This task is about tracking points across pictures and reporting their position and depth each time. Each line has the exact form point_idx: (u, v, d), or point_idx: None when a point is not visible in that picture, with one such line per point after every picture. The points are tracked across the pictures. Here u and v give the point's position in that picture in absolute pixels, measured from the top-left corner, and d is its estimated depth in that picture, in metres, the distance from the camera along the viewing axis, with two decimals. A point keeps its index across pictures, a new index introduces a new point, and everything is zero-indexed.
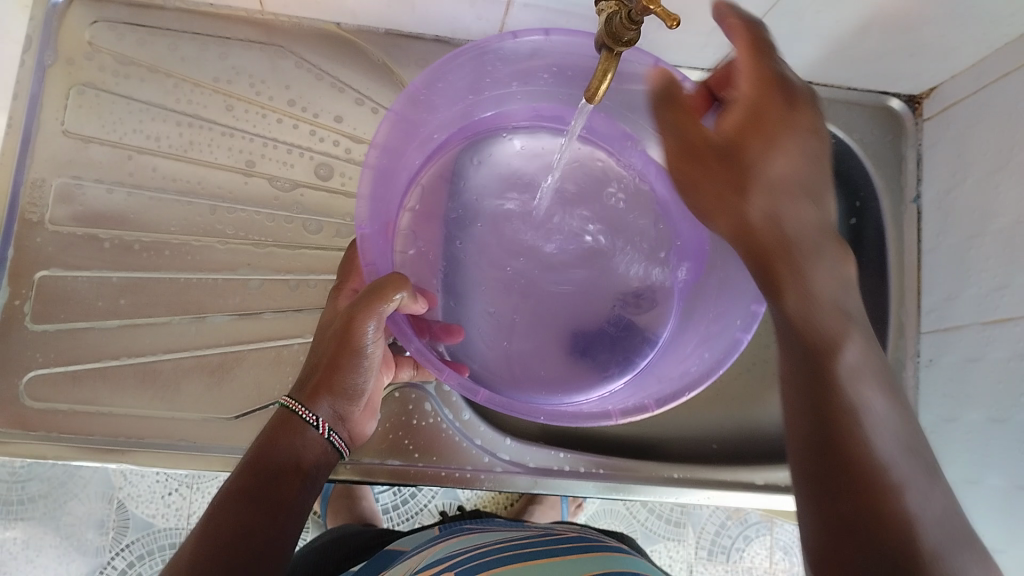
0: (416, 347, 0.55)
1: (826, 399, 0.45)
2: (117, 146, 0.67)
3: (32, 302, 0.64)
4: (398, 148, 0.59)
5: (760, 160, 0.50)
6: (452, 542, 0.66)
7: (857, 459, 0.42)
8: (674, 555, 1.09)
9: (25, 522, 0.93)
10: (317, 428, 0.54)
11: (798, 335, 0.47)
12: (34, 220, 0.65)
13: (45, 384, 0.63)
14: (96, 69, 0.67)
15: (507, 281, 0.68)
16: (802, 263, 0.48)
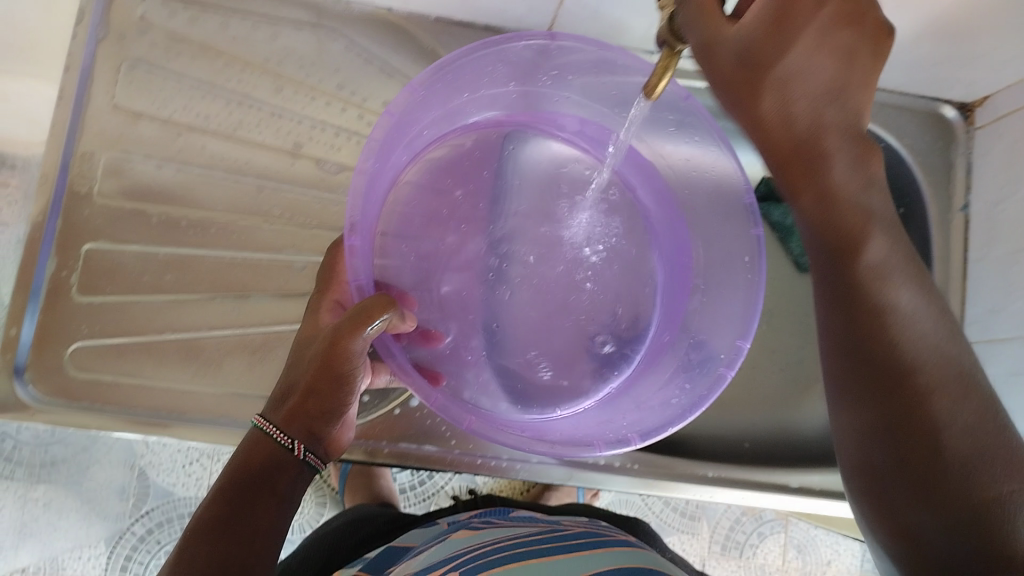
0: (396, 361, 0.56)
1: (864, 320, 0.49)
2: (167, 122, 0.67)
3: (79, 274, 0.65)
4: (397, 141, 0.59)
5: (782, 60, 0.44)
6: (464, 538, 0.66)
7: (896, 372, 0.47)
8: (688, 548, 1.09)
9: (46, 485, 0.95)
10: (292, 451, 0.54)
11: (821, 233, 0.50)
12: (83, 192, 0.66)
13: (87, 356, 0.63)
14: (148, 45, 0.68)
15: (487, 287, 0.69)
16: (819, 167, 0.48)
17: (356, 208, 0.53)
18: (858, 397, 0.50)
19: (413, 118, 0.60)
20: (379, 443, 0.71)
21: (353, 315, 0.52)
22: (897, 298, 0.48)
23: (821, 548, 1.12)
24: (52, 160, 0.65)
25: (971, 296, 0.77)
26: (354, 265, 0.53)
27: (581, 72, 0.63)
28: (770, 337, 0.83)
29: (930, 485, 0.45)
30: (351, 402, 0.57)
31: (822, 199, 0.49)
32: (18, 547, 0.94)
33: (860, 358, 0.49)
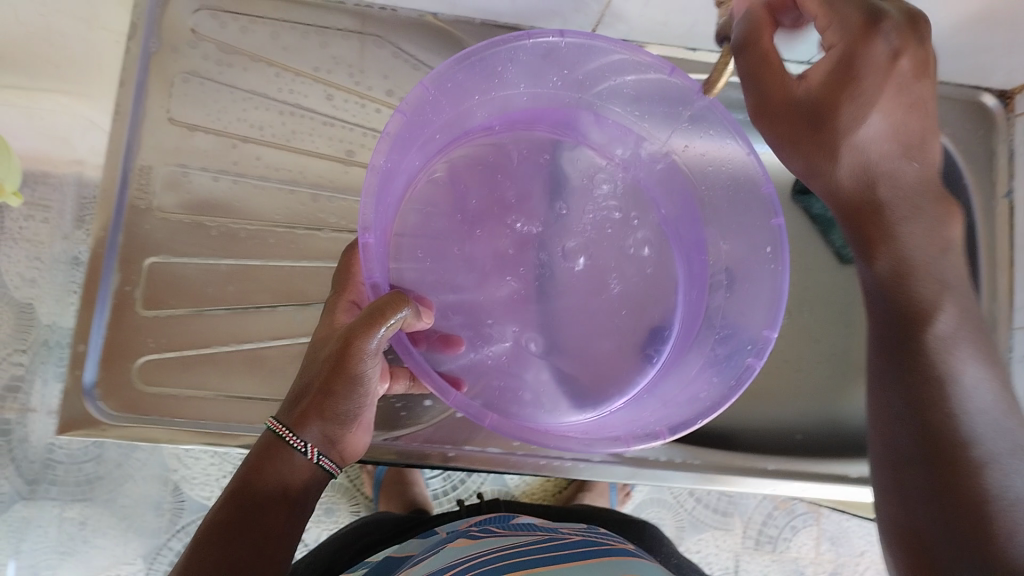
0: (416, 362, 0.55)
1: (919, 380, 0.54)
2: (222, 134, 0.68)
3: (142, 288, 0.65)
4: (410, 142, 0.60)
5: (853, 123, 0.51)
6: (465, 545, 0.67)
7: (948, 431, 0.52)
8: (721, 544, 1.10)
9: (82, 504, 0.95)
10: (305, 454, 0.55)
11: (892, 298, 0.55)
12: (142, 207, 0.66)
13: (154, 370, 0.64)
14: (200, 58, 0.68)
15: (506, 300, 0.69)
16: (894, 226, 0.53)
17: (370, 210, 0.52)
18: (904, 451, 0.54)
19: (426, 120, 0.60)
20: (444, 448, 0.72)
21: (367, 313, 0.52)
22: (961, 370, 0.54)
23: (853, 539, 1.12)
24: (110, 175, 0.66)
25: (1019, 281, 0.77)
26: (370, 262, 0.53)
27: (592, 73, 0.64)
28: (814, 328, 0.84)
29: (964, 547, 0.49)
30: (367, 405, 0.57)
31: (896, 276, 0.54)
32: (56, 567, 0.94)
33: (909, 414, 0.54)
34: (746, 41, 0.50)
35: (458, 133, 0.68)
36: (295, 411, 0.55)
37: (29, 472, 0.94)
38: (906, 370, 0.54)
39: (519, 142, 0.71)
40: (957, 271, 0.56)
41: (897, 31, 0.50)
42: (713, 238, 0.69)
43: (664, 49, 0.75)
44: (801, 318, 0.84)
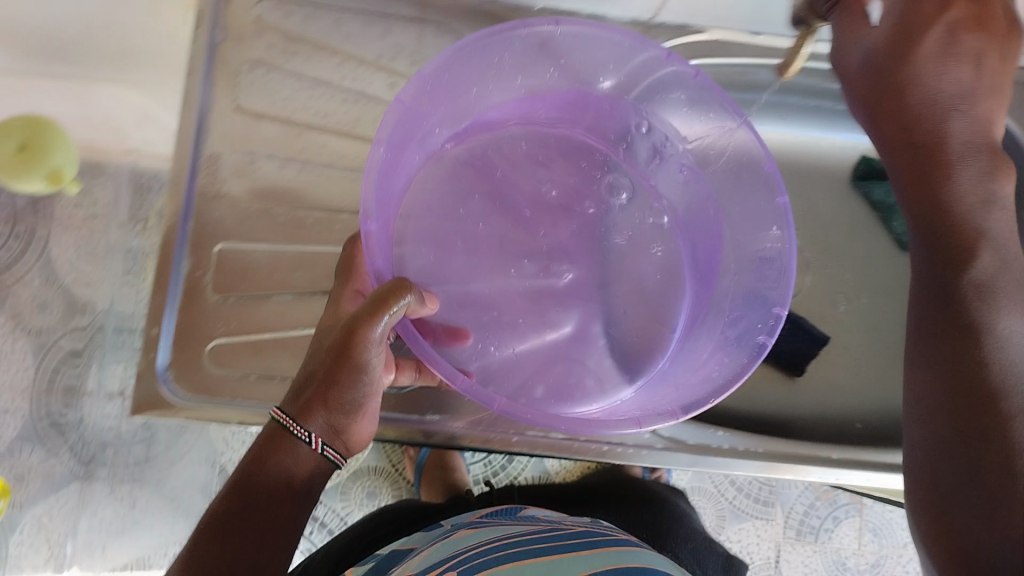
0: (419, 345, 0.54)
1: (954, 319, 0.50)
2: (288, 122, 0.69)
3: (213, 273, 0.67)
4: (406, 138, 0.61)
5: (909, 64, 0.53)
6: (470, 535, 0.66)
7: (980, 380, 0.47)
8: (762, 534, 1.09)
9: (132, 485, 0.98)
10: (309, 444, 0.55)
11: (935, 239, 0.52)
12: (211, 194, 0.68)
13: (224, 353, 0.65)
14: (265, 47, 0.69)
15: (513, 291, 0.68)
16: (948, 166, 0.52)
17: (370, 195, 0.54)
18: (930, 411, 0.49)
19: (423, 114, 0.62)
20: (507, 434, 0.72)
21: (372, 301, 0.53)
22: (1001, 321, 0.49)
23: (897, 531, 1.11)
24: (181, 162, 0.67)
25: None
26: (373, 247, 0.54)
27: (584, 57, 0.65)
28: (870, 313, 0.84)
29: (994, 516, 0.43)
30: (370, 396, 0.57)
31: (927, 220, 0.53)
32: (104, 547, 0.96)
33: (941, 363, 0.50)
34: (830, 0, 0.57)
35: (462, 125, 0.69)
36: (301, 400, 0.56)
37: (84, 453, 0.95)
38: (942, 326, 0.51)
39: (517, 130, 0.72)
40: (1006, 227, 0.52)
41: None
42: (721, 222, 0.67)
43: (723, 33, 0.74)
44: (860, 303, 0.84)
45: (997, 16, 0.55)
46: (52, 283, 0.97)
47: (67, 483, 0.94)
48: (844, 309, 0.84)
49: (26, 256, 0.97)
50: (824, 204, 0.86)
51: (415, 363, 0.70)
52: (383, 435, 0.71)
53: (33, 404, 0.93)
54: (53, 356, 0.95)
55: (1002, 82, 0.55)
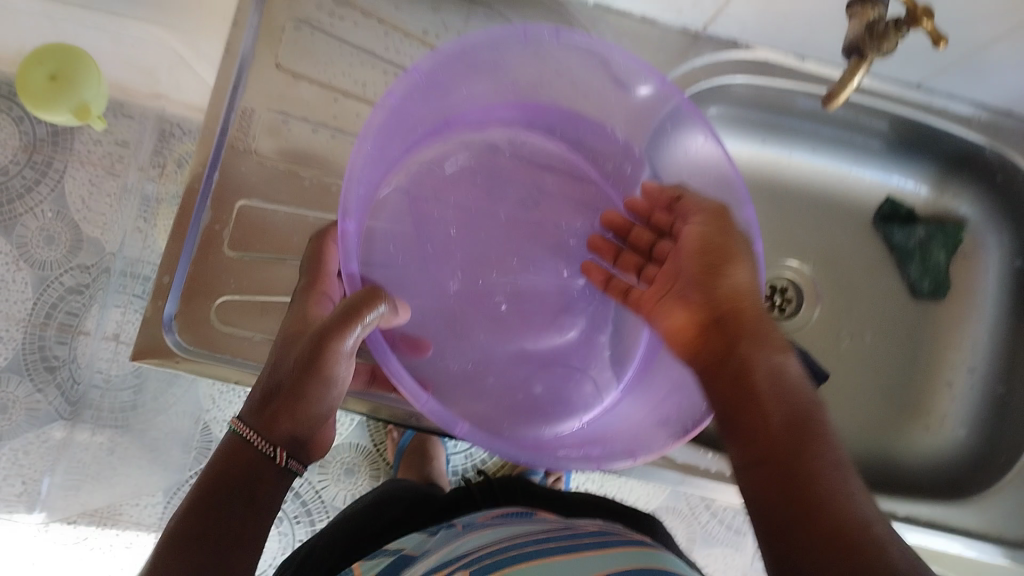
0: (386, 357, 0.56)
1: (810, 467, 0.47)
2: (326, 87, 0.69)
3: (231, 228, 0.66)
4: (388, 137, 0.61)
5: (738, 286, 0.54)
6: (475, 537, 0.66)
7: (841, 517, 0.44)
8: (730, 563, 1.11)
9: (111, 430, 0.97)
10: (273, 456, 0.54)
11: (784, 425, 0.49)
12: (240, 148, 0.67)
13: (232, 310, 0.65)
14: (314, 7, 0.69)
15: (476, 293, 0.72)
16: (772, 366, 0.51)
17: (351, 193, 0.55)
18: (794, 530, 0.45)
19: (411, 109, 0.62)
20: None
21: (344, 311, 0.54)
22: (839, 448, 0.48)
23: None
24: (214, 112, 0.67)
25: None
26: (348, 252, 0.55)
27: (585, 73, 0.64)
28: (872, 354, 0.86)
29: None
30: (334, 406, 0.58)
31: (747, 398, 0.51)
32: (77, 489, 0.96)
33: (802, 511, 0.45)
34: (875, 28, 0.56)
35: (440, 123, 0.69)
36: (266, 413, 0.55)
37: (70, 394, 0.96)
38: (775, 479, 0.47)
39: (500, 139, 0.73)
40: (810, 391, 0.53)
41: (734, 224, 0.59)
42: None
43: (773, 53, 0.75)
44: (862, 341, 0.85)
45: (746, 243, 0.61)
46: (63, 217, 0.98)
47: (52, 421, 0.96)
48: (846, 344, 0.85)
49: (41, 185, 0.97)
50: (843, 238, 0.87)
51: (370, 369, 0.70)
52: (377, 412, 0.72)
53: (27, 335, 0.96)
54: (52, 291, 0.96)
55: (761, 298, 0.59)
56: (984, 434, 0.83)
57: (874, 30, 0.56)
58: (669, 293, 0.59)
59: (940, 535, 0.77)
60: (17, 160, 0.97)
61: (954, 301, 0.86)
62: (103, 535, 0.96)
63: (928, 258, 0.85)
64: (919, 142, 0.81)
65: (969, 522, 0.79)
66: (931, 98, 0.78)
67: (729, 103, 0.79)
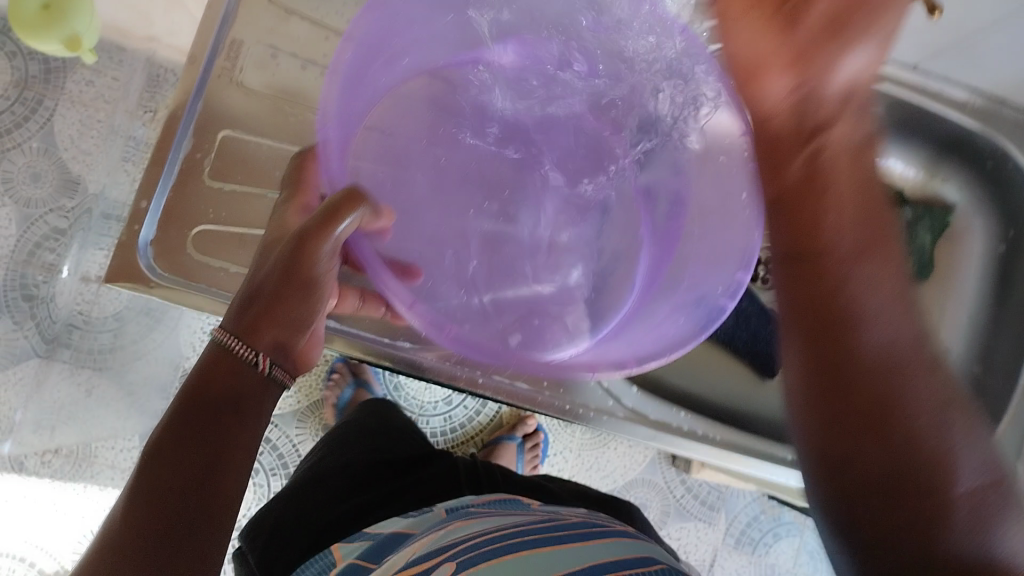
0: (369, 257, 0.59)
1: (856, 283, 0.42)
2: (317, 23, 0.69)
3: (212, 157, 0.66)
4: (369, 53, 0.61)
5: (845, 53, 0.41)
6: (454, 527, 0.64)
7: (866, 352, 0.41)
8: (702, 537, 1.14)
9: (92, 371, 0.97)
10: (256, 365, 0.52)
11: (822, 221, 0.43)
12: (226, 77, 0.67)
13: (209, 240, 0.65)
14: None
15: (464, 230, 0.70)
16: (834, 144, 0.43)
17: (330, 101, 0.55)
18: (818, 347, 0.42)
19: (392, 28, 0.62)
20: (473, 373, 0.71)
21: (324, 212, 0.52)
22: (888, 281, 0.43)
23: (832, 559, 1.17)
24: (202, 40, 0.66)
25: None
26: (330, 159, 0.57)
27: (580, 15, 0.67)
28: None
29: (919, 474, 0.40)
30: (318, 316, 0.57)
31: (811, 184, 0.43)
32: (52, 429, 0.95)
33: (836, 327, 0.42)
34: None
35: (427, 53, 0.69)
36: (245, 320, 0.53)
37: (49, 332, 0.95)
38: (808, 275, 0.43)
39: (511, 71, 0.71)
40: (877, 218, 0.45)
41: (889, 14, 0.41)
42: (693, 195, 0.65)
43: None
44: None
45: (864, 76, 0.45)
46: (50, 153, 0.97)
47: (28, 358, 0.94)
48: None
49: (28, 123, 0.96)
50: None
51: (358, 291, 0.67)
52: (351, 353, 0.71)
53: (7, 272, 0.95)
54: (37, 229, 0.96)
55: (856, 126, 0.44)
56: None
57: None
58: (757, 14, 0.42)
59: None
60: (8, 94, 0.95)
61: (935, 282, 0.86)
62: (76, 477, 0.95)
63: (914, 241, 0.83)
64: (915, 124, 0.81)
65: None
66: (925, 79, 0.79)
67: None
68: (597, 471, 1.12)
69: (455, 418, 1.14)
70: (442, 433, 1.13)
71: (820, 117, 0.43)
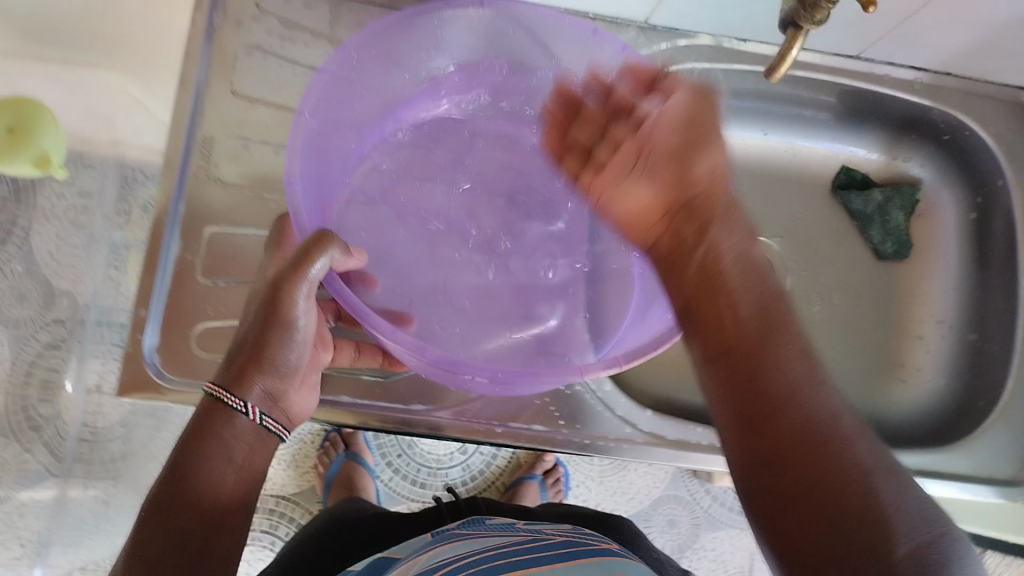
0: (344, 294, 0.57)
1: (756, 365, 0.46)
2: (282, 109, 0.71)
3: (202, 257, 0.67)
4: (329, 120, 0.66)
5: (693, 172, 0.51)
6: (445, 547, 0.68)
7: (787, 419, 0.44)
8: (736, 543, 1.14)
9: (104, 483, 1.00)
10: (246, 415, 0.55)
11: (717, 315, 0.48)
12: (203, 176, 0.69)
13: (212, 338, 0.66)
14: (263, 32, 0.71)
15: (452, 266, 0.74)
16: (713, 242, 0.49)
17: (295, 163, 0.59)
18: (747, 424, 0.45)
19: (355, 88, 0.68)
20: (490, 425, 0.73)
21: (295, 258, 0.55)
22: (786, 358, 0.46)
23: None
24: (175, 143, 0.68)
25: None
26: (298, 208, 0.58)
27: (534, 61, 0.75)
28: (849, 316, 0.87)
29: (853, 528, 0.40)
30: (303, 360, 0.60)
31: (708, 283, 0.48)
32: (77, 544, 0.99)
33: (751, 405, 0.45)
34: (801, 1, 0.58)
35: (391, 111, 0.75)
36: (235, 369, 0.56)
37: (57, 447, 0.97)
38: (734, 365, 0.46)
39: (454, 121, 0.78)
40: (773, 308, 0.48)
41: (714, 145, 0.52)
42: None
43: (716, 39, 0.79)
44: (834, 303, 0.87)
45: (722, 189, 0.51)
46: (33, 271, 0.98)
47: (42, 479, 0.96)
48: (818, 309, 0.87)
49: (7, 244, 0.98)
50: (804, 206, 0.89)
51: (354, 343, 0.70)
52: (367, 423, 0.72)
53: (8, 396, 0.95)
54: (29, 350, 0.96)
55: (736, 232, 0.50)
56: (963, 382, 0.85)
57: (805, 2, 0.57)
58: (633, 176, 0.53)
59: (934, 482, 0.76)
60: None
61: (919, 260, 0.89)
62: None
63: (888, 221, 0.87)
64: (867, 109, 0.84)
65: (964, 468, 0.78)
66: (871, 66, 0.81)
67: None
68: (622, 494, 1.12)
69: (473, 466, 1.14)
70: (463, 483, 1.13)
71: (695, 219, 0.50)
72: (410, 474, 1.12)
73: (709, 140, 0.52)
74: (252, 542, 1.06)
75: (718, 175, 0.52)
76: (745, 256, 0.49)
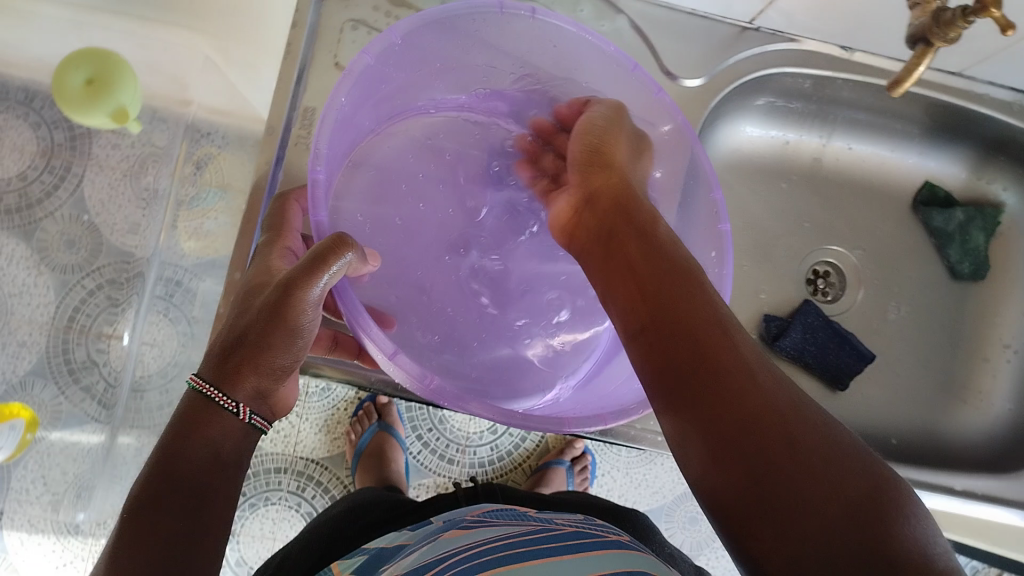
0: (352, 303, 0.57)
1: (665, 336, 0.48)
2: None
3: None
4: (362, 95, 0.63)
5: (605, 177, 0.60)
6: (464, 534, 0.69)
7: (708, 385, 0.45)
8: None
9: (139, 429, 0.99)
10: (237, 414, 0.52)
11: (631, 294, 0.51)
12: (303, 145, 0.69)
13: None
14: (369, 7, 0.71)
15: (445, 272, 0.76)
16: (623, 230, 0.55)
17: (318, 144, 0.57)
18: (670, 399, 0.47)
19: (382, 75, 0.65)
20: None
21: (312, 258, 0.53)
22: (702, 322, 0.47)
23: None
24: (279, 110, 0.69)
25: None
26: (317, 198, 0.56)
27: (592, 61, 0.69)
28: (915, 332, 0.87)
29: (788, 480, 0.41)
30: (299, 361, 0.56)
31: (621, 272, 0.53)
32: (112, 488, 0.98)
33: (670, 377, 0.47)
34: (938, 18, 0.58)
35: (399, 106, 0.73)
36: (228, 366, 0.52)
37: (104, 399, 1.00)
38: (651, 341, 0.49)
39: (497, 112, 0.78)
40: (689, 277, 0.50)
41: (614, 151, 0.61)
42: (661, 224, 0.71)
43: (819, 45, 0.78)
44: (903, 317, 0.87)
45: (623, 183, 0.59)
46: (88, 226, 1.03)
47: (83, 423, 0.99)
48: (896, 317, 0.87)
49: (60, 189, 1.03)
50: (879, 222, 0.89)
51: (331, 335, 0.69)
52: None
53: (50, 339, 1.00)
54: (75, 295, 1.01)
55: (639, 215, 0.56)
56: None
57: (940, 20, 0.58)
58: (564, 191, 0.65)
59: (989, 506, 0.77)
60: (37, 165, 1.03)
61: (993, 281, 0.88)
62: None
63: (966, 240, 0.86)
64: (959, 126, 0.83)
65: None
66: (970, 84, 0.80)
67: (772, 92, 0.81)
68: (646, 487, 1.13)
69: (501, 446, 1.15)
70: (491, 463, 1.14)
71: (606, 213, 0.57)
72: (438, 449, 1.13)
73: (613, 144, 0.62)
74: (276, 503, 1.07)
75: (620, 173, 0.60)
76: (654, 233, 0.54)
